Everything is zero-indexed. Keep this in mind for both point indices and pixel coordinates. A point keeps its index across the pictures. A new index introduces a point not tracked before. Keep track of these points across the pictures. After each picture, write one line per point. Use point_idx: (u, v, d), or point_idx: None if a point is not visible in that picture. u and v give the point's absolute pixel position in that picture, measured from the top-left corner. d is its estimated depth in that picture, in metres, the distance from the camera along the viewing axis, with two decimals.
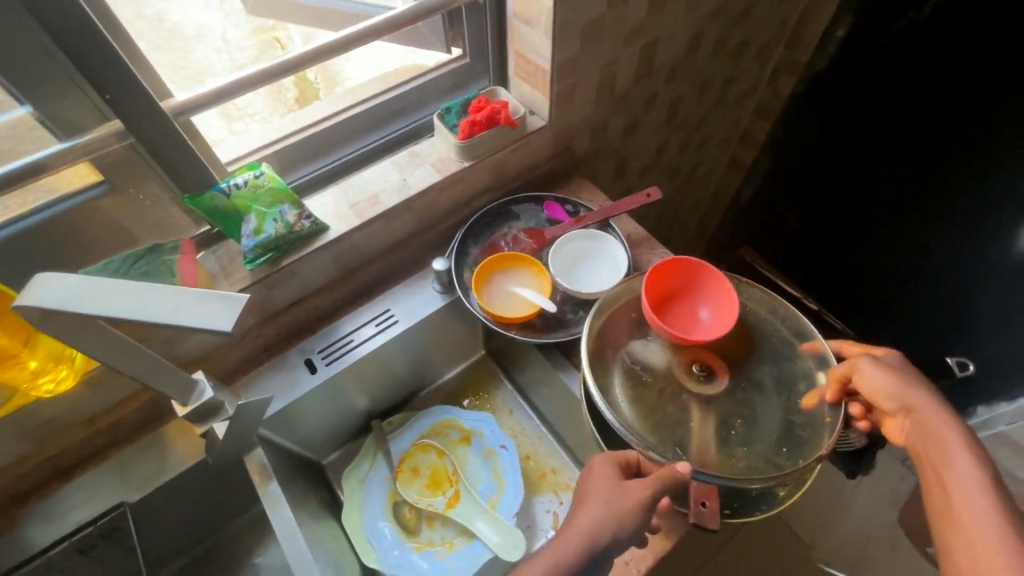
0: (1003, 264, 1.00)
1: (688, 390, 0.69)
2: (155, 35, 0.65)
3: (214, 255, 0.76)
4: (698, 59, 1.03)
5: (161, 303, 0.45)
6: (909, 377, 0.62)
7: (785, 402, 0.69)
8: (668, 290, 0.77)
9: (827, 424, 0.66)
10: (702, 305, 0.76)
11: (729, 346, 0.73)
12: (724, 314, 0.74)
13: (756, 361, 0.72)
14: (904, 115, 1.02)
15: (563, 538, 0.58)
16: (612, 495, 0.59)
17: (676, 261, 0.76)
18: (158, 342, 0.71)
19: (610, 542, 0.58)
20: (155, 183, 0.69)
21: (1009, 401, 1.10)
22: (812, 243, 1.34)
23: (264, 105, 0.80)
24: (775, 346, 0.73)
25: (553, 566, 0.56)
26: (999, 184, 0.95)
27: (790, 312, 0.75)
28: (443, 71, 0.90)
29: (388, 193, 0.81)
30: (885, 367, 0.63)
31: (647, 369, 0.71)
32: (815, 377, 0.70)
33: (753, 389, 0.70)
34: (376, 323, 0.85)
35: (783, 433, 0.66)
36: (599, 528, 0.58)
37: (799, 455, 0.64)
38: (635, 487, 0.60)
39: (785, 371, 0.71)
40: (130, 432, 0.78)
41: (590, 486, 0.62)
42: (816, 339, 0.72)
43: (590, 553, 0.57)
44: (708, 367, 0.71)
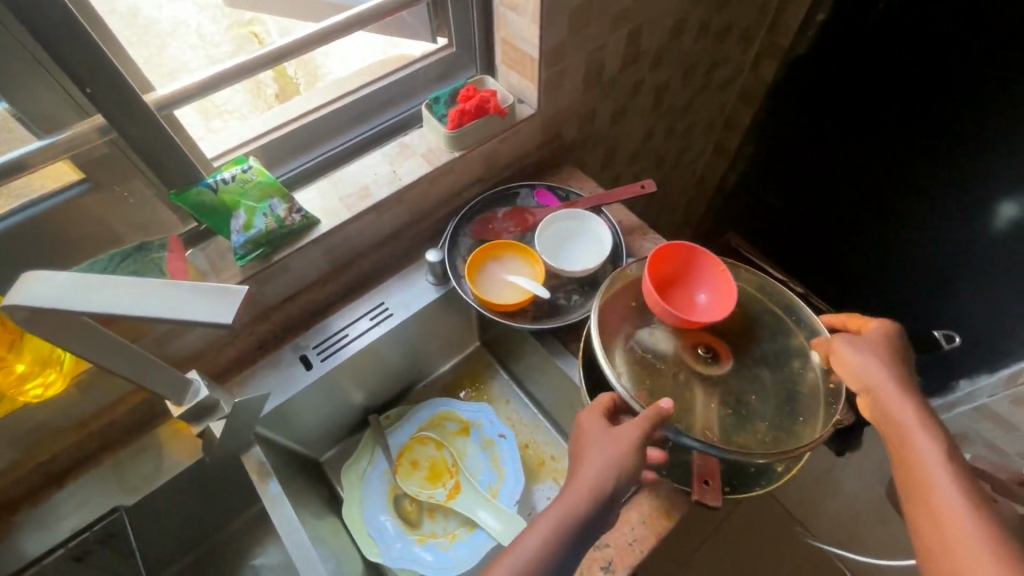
0: (982, 241, 1.03)
1: (698, 373, 0.70)
2: (126, 30, 0.63)
3: (203, 252, 0.75)
4: (684, 44, 1.03)
5: (152, 297, 0.44)
6: (881, 358, 0.63)
7: (782, 378, 0.70)
8: (668, 276, 0.78)
9: (829, 393, 0.68)
10: (701, 289, 0.77)
11: (729, 326, 0.74)
12: (723, 296, 0.75)
13: (753, 340, 0.73)
14: (885, 94, 1.03)
15: (569, 492, 0.59)
16: (608, 443, 0.61)
17: (673, 246, 0.77)
18: (150, 341, 0.70)
19: (616, 484, 0.59)
20: (138, 179, 0.67)
21: (991, 374, 1.10)
22: (796, 223, 1.36)
23: (243, 102, 0.79)
24: (770, 323, 0.74)
25: (566, 514, 0.57)
26: (980, 162, 0.97)
27: (779, 289, 0.76)
28: (429, 61, 0.88)
29: (378, 184, 0.81)
30: (858, 349, 0.65)
31: (657, 356, 0.71)
32: (807, 350, 0.71)
33: (750, 367, 0.71)
34: (371, 317, 0.84)
35: (785, 406, 0.68)
36: (603, 474, 0.59)
37: (814, 422, 0.66)
38: (626, 429, 0.61)
39: (781, 349, 0.72)
40: (123, 436, 0.77)
41: (585, 438, 0.63)
42: (807, 314, 0.73)
43: (599, 498, 0.58)
44: (713, 349, 0.72)
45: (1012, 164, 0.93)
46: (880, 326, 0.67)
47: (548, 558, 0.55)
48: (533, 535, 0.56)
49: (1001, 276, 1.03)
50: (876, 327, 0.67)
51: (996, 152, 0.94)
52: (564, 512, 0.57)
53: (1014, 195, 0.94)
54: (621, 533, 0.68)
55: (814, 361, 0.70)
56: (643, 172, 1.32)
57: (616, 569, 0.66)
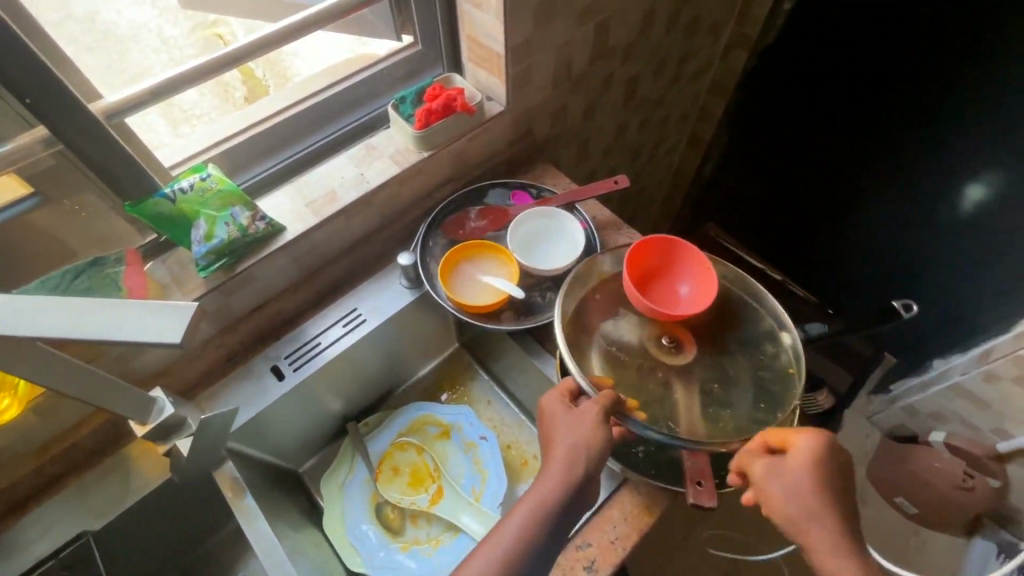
0: (952, 223, 1.05)
1: (663, 364, 0.70)
2: (85, 36, 0.62)
3: (164, 264, 0.72)
4: (653, 36, 1.03)
5: (96, 317, 0.42)
6: (811, 499, 0.56)
7: (753, 364, 0.70)
8: (648, 268, 0.77)
9: (793, 375, 0.69)
10: (682, 281, 0.76)
11: (698, 316, 0.74)
12: (704, 288, 0.74)
13: (722, 329, 0.73)
14: (849, 79, 1.04)
15: (546, 476, 0.61)
16: (573, 424, 0.63)
17: (655, 240, 0.76)
18: (110, 360, 0.69)
19: (588, 463, 0.61)
20: (89, 191, 0.65)
21: (963, 353, 1.15)
22: (773, 213, 1.37)
23: (211, 105, 0.76)
24: (736, 311, 0.74)
25: (543, 501, 0.59)
26: (945, 143, 0.98)
27: (741, 276, 0.76)
28: (395, 59, 0.86)
29: (345, 188, 0.79)
30: (785, 496, 0.57)
31: (623, 348, 0.71)
32: (774, 334, 0.72)
33: (717, 358, 0.71)
34: (344, 324, 0.83)
35: (755, 391, 0.68)
36: (574, 457, 0.61)
37: (779, 407, 0.67)
38: (587, 409, 0.63)
39: (749, 336, 0.72)
40: (88, 458, 0.74)
41: (551, 424, 0.64)
42: (765, 298, 0.74)
43: (574, 481, 0.60)
44: (677, 338, 0.71)
45: (980, 144, 0.94)
46: (804, 447, 0.58)
47: (532, 540, 0.57)
48: (516, 520, 0.58)
49: (969, 254, 1.06)
50: (801, 449, 0.58)
51: (962, 136, 0.96)
52: (543, 495, 0.59)
53: (978, 177, 0.97)
54: (603, 532, 0.67)
55: (785, 342, 0.71)
56: (618, 166, 1.32)
57: (599, 568, 0.65)
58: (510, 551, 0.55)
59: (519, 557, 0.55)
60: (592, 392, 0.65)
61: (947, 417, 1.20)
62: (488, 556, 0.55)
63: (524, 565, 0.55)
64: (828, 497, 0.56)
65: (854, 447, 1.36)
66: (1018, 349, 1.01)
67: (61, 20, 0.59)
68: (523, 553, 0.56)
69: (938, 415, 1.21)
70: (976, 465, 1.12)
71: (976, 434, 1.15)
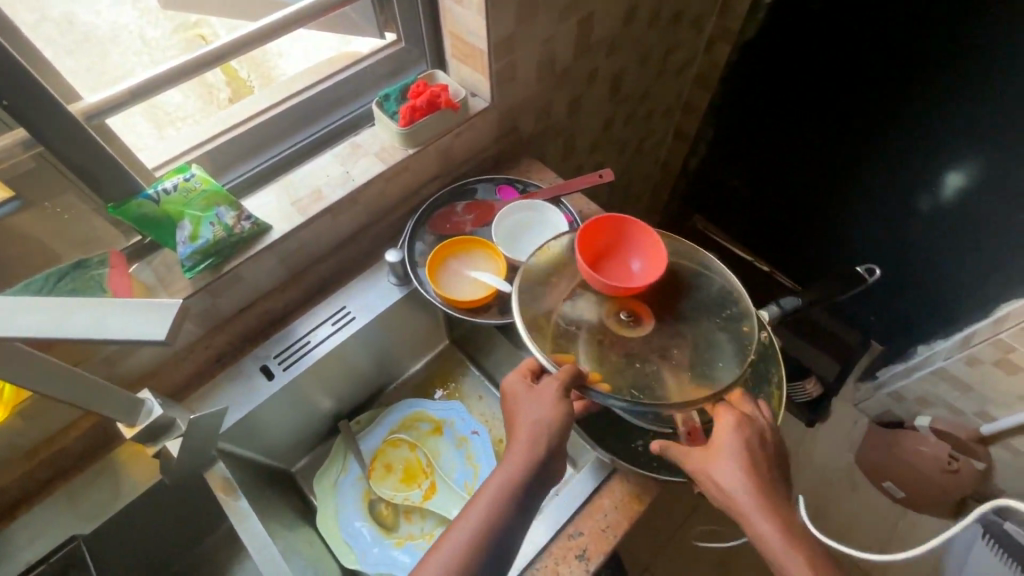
0: (935, 210, 1.06)
1: (623, 337, 0.66)
2: (63, 38, 0.61)
3: (150, 266, 0.72)
4: (636, 31, 1.03)
5: (75, 316, 0.42)
6: (746, 475, 0.56)
7: (708, 324, 0.68)
8: (598, 250, 0.75)
9: (746, 332, 0.67)
10: (633, 258, 0.74)
11: (658, 288, 0.70)
12: (656, 262, 0.72)
13: (681, 296, 0.70)
14: (829, 70, 1.05)
15: (509, 457, 0.58)
16: (534, 401, 0.61)
17: (601, 219, 0.75)
18: (98, 362, 0.69)
19: (554, 439, 0.59)
20: (71, 193, 0.65)
21: (946, 339, 1.18)
22: (757, 204, 1.39)
23: (195, 107, 0.77)
24: (690, 280, 0.71)
25: (508, 481, 0.57)
26: (924, 131, 1.00)
27: (688, 247, 0.74)
28: (378, 57, 0.86)
29: (331, 186, 0.79)
30: (722, 484, 0.56)
31: (581, 326, 0.66)
32: (724, 296, 0.70)
33: (675, 326, 0.67)
34: (333, 322, 0.83)
35: (713, 349, 0.66)
36: (538, 434, 0.59)
37: (734, 363, 0.65)
38: (547, 385, 0.61)
39: (702, 299, 0.70)
40: (78, 461, 0.74)
41: (513, 403, 0.62)
42: (709, 263, 0.73)
43: (540, 457, 0.58)
44: (634, 312, 0.68)
45: (961, 131, 0.96)
46: (728, 430, 0.59)
47: (499, 523, 0.55)
48: (481, 505, 0.56)
49: (949, 240, 1.08)
50: (726, 433, 0.59)
51: (940, 123, 0.97)
52: (507, 476, 0.57)
53: (958, 164, 0.99)
54: (595, 520, 0.68)
55: (739, 304, 0.69)
56: (606, 160, 1.32)
57: (591, 557, 0.66)
58: (477, 537, 0.54)
59: (487, 541, 0.54)
60: (553, 368, 0.63)
61: (931, 402, 1.22)
62: (455, 543, 0.53)
63: (493, 549, 0.54)
64: (757, 470, 0.57)
65: (842, 434, 1.39)
66: (997, 333, 1.01)
67: (37, 21, 0.59)
68: (491, 537, 0.54)
69: (924, 400, 1.23)
70: (962, 448, 1.13)
71: (961, 418, 1.18)
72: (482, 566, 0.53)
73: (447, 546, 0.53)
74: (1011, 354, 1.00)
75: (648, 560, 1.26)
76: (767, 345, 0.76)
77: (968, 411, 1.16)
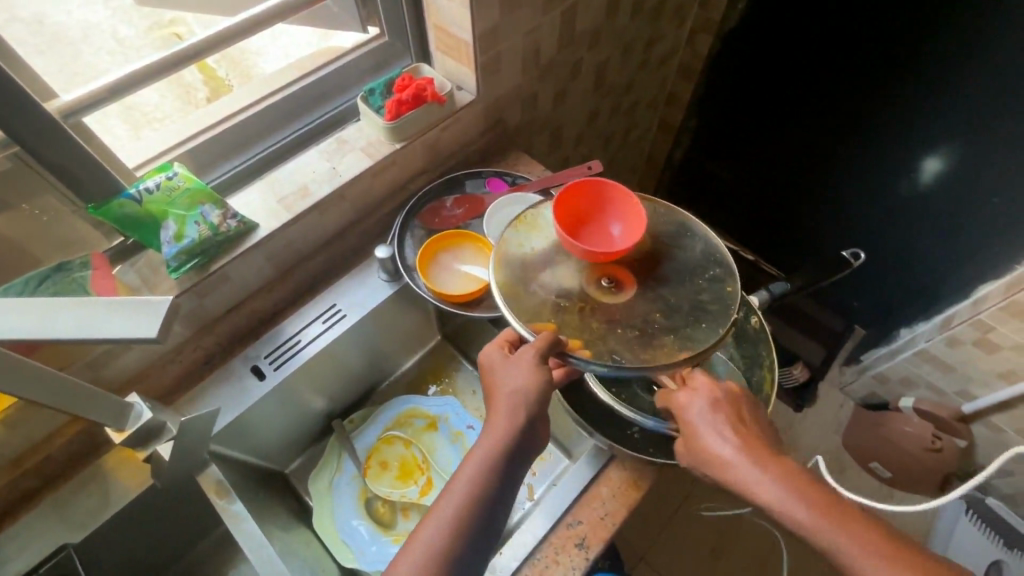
0: (916, 194, 1.09)
1: (604, 306, 0.64)
2: (34, 38, 0.60)
3: (133, 268, 0.70)
4: (620, 22, 1.02)
5: (63, 316, 0.41)
6: (730, 434, 0.60)
7: (689, 292, 0.66)
8: (578, 215, 0.73)
9: (731, 295, 0.66)
10: (612, 222, 0.73)
11: (639, 252, 0.69)
12: (634, 224, 0.71)
13: (662, 260, 0.69)
14: (807, 60, 1.07)
15: (488, 429, 0.58)
16: (512, 370, 0.60)
17: (580, 183, 0.72)
18: (81, 367, 0.67)
19: (532, 412, 0.59)
20: (50, 195, 0.64)
21: (927, 321, 1.20)
22: (740, 192, 1.40)
23: (173, 107, 0.76)
24: (672, 245, 0.70)
25: (488, 456, 0.56)
26: (902, 116, 1.02)
27: (669, 211, 0.73)
28: (361, 51, 0.85)
29: (317, 182, 0.78)
30: (708, 464, 0.60)
31: (562, 296, 0.65)
32: (703, 259, 0.69)
33: (658, 289, 0.66)
34: (323, 320, 0.82)
35: (694, 308, 0.65)
36: (516, 405, 0.59)
37: (718, 325, 0.64)
38: (523, 353, 0.60)
39: (686, 264, 0.69)
40: (63, 470, 0.72)
41: (490, 374, 0.62)
42: (693, 228, 0.72)
43: (520, 429, 0.58)
44: (616, 279, 0.66)
45: (940, 118, 0.98)
46: (691, 407, 0.63)
47: (480, 501, 0.54)
48: (461, 482, 0.55)
49: (931, 224, 1.10)
50: (693, 412, 0.63)
51: (918, 109, 0.99)
52: (486, 451, 0.56)
53: (935, 150, 1.01)
54: (592, 509, 0.69)
55: (723, 267, 0.69)
56: (591, 153, 1.32)
57: (590, 545, 0.66)
58: (458, 515, 0.53)
59: (467, 519, 0.53)
60: (531, 337, 0.62)
61: (915, 382, 1.24)
62: (436, 527, 0.52)
63: (478, 527, 0.53)
64: (741, 429, 0.60)
65: (829, 417, 1.41)
66: (977, 314, 1.02)
67: (5, 20, 0.57)
68: (475, 514, 0.53)
69: (907, 381, 1.26)
70: (942, 426, 1.17)
71: (942, 398, 1.21)
72: (464, 546, 0.52)
73: (428, 528, 0.52)
74: (990, 333, 1.02)
75: (644, 548, 1.27)
76: (757, 331, 0.78)
77: (951, 391, 1.19)
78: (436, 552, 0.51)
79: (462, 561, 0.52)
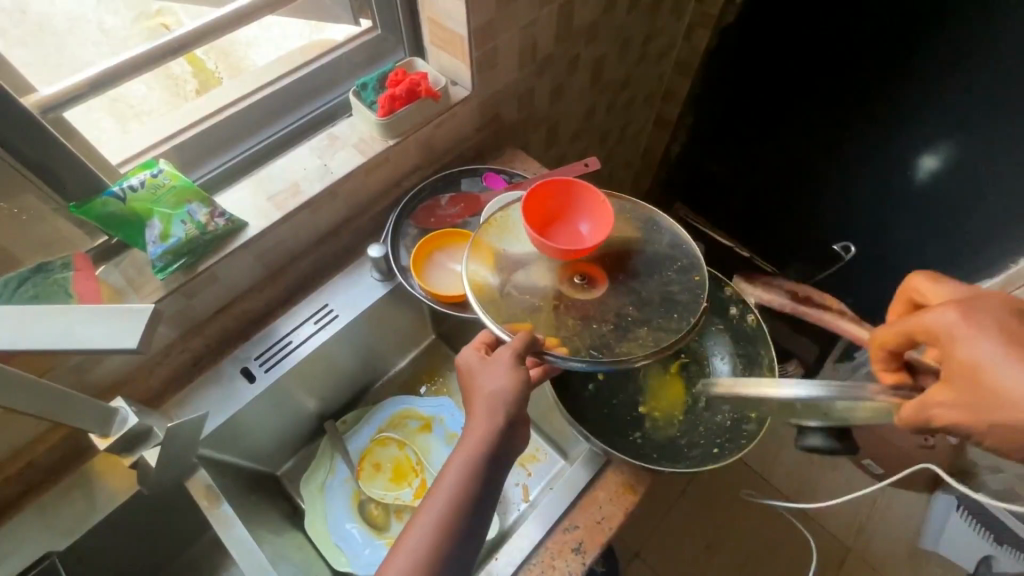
0: (912, 193, 1.08)
1: (579, 303, 0.64)
2: (15, 28, 0.57)
3: (119, 268, 0.68)
4: (618, 16, 1.00)
5: (43, 325, 0.40)
6: None
7: (658, 285, 0.66)
8: (546, 214, 0.72)
9: (698, 286, 0.66)
10: (581, 220, 0.71)
11: (610, 247, 0.68)
12: (602, 220, 0.70)
13: (633, 253, 0.68)
14: (807, 55, 1.06)
15: (467, 433, 0.54)
16: (489, 371, 0.57)
17: (548, 181, 0.71)
18: (65, 371, 0.65)
19: (514, 413, 0.55)
20: (29, 193, 0.62)
21: None
22: (738, 189, 1.39)
23: (159, 100, 0.73)
24: (639, 238, 0.70)
25: (471, 461, 0.52)
26: (902, 112, 1.01)
27: (635, 204, 0.72)
28: (353, 44, 0.83)
29: (309, 180, 0.76)
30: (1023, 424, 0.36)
31: (535, 294, 0.64)
32: (669, 251, 0.69)
33: (629, 283, 0.66)
34: (316, 320, 0.80)
35: (664, 300, 0.65)
36: (498, 407, 0.55)
37: (689, 315, 0.63)
38: (501, 354, 0.58)
39: (653, 257, 0.68)
40: (48, 476, 0.70)
41: (468, 377, 0.58)
42: (657, 220, 0.71)
43: (503, 432, 0.54)
44: (587, 275, 0.66)
45: (943, 116, 0.96)
46: (971, 337, 0.39)
47: (465, 506, 0.51)
48: (445, 486, 0.52)
49: (925, 224, 1.10)
50: (993, 352, 0.38)
51: (921, 107, 0.98)
52: (469, 455, 0.53)
53: (934, 147, 1.00)
54: (589, 512, 0.68)
55: (689, 257, 0.68)
56: (588, 149, 1.31)
57: (587, 549, 0.66)
58: (443, 521, 0.50)
59: (453, 523, 0.50)
60: (507, 337, 0.60)
61: None
62: (421, 533, 0.50)
63: (464, 531, 0.51)
64: None
65: None
66: None
67: None
68: (460, 519, 0.51)
69: None
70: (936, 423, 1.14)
71: None
72: (452, 551, 0.50)
73: (411, 537, 0.50)
74: None
75: (640, 545, 1.27)
76: (754, 327, 0.79)
77: None
78: (421, 557, 0.49)
79: (449, 565, 0.49)
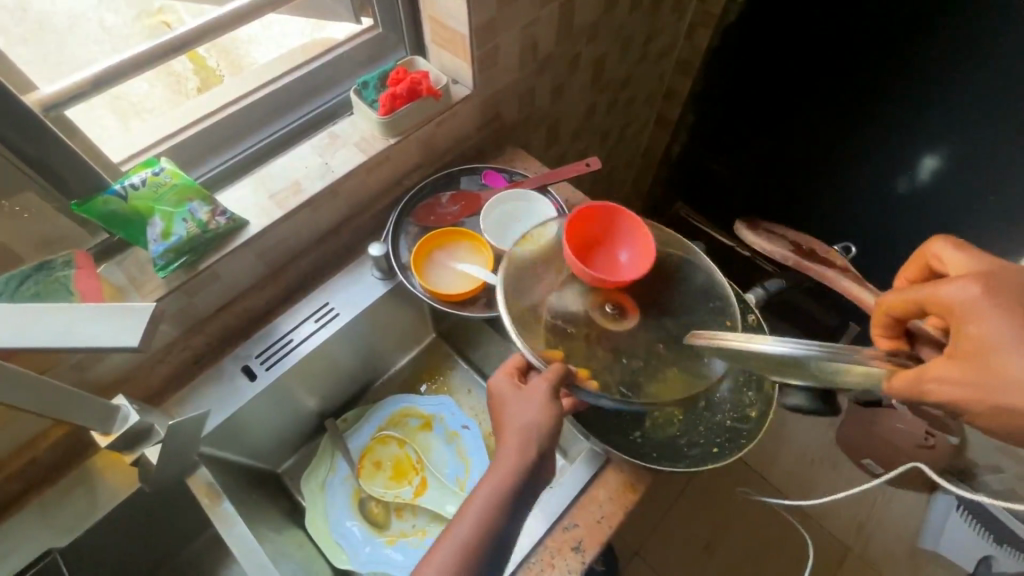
0: (912, 193, 1.08)
1: (610, 334, 0.65)
2: (16, 25, 0.57)
3: (120, 266, 0.68)
4: (619, 15, 1.00)
5: (42, 323, 0.40)
6: None
7: (691, 321, 0.66)
8: (588, 237, 0.73)
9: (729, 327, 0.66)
10: (621, 249, 0.72)
11: (646, 279, 0.69)
12: (644, 253, 0.71)
13: (668, 288, 0.69)
14: (809, 55, 1.05)
15: (499, 460, 0.55)
16: (524, 402, 0.58)
17: (592, 206, 0.72)
18: (66, 368, 0.65)
19: (546, 445, 0.56)
20: (30, 192, 0.62)
21: None
22: (739, 189, 1.39)
23: (161, 98, 0.73)
24: (674, 272, 0.70)
25: (500, 487, 0.52)
26: (903, 112, 1.01)
27: (674, 237, 0.73)
28: (354, 43, 0.83)
29: (310, 178, 0.76)
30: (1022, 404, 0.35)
31: (569, 320, 0.65)
32: (707, 288, 0.69)
33: (661, 319, 0.66)
34: (316, 319, 0.80)
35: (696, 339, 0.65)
36: (530, 437, 0.55)
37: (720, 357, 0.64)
38: (537, 384, 0.59)
39: (689, 292, 0.69)
40: (50, 472, 0.70)
41: (501, 405, 0.59)
42: (698, 256, 0.71)
43: (534, 461, 0.55)
44: (621, 306, 0.66)
45: (944, 117, 0.96)
46: (984, 311, 0.37)
47: (491, 533, 0.51)
48: (472, 511, 0.52)
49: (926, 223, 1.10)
50: (1002, 331, 0.36)
51: (922, 107, 0.98)
52: (498, 481, 0.53)
53: (934, 147, 1.00)
54: (589, 512, 0.68)
55: (726, 299, 0.69)
56: (589, 148, 1.31)
57: (587, 548, 0.66)
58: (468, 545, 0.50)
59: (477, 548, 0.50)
60: (542, 366, 0.61)
61: None
62: (444, 556, 0.49)
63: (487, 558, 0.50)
64: None
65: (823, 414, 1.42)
66: None
67: None
68: (485, 544, 0.50)
69: None
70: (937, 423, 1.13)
71: None
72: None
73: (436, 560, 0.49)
74: None
75: (639, 544, 1.28)
76: (755, 326, 0.75)
77: None
78: None
79: None
